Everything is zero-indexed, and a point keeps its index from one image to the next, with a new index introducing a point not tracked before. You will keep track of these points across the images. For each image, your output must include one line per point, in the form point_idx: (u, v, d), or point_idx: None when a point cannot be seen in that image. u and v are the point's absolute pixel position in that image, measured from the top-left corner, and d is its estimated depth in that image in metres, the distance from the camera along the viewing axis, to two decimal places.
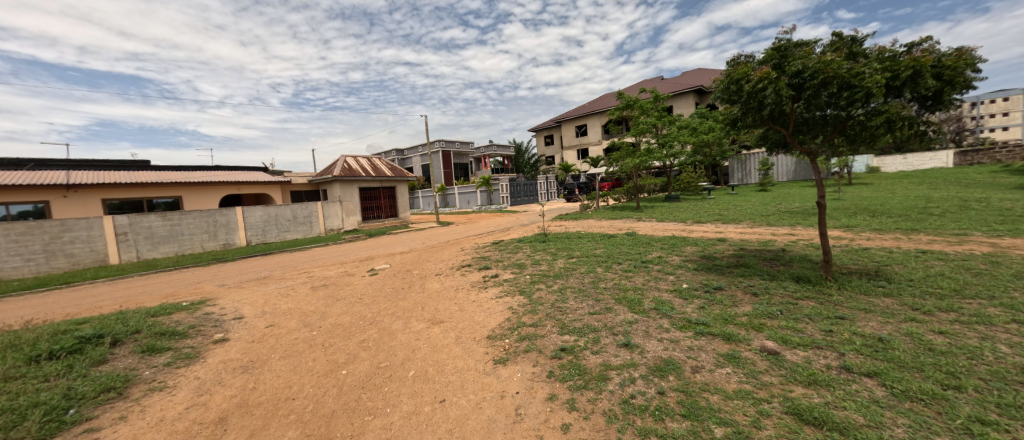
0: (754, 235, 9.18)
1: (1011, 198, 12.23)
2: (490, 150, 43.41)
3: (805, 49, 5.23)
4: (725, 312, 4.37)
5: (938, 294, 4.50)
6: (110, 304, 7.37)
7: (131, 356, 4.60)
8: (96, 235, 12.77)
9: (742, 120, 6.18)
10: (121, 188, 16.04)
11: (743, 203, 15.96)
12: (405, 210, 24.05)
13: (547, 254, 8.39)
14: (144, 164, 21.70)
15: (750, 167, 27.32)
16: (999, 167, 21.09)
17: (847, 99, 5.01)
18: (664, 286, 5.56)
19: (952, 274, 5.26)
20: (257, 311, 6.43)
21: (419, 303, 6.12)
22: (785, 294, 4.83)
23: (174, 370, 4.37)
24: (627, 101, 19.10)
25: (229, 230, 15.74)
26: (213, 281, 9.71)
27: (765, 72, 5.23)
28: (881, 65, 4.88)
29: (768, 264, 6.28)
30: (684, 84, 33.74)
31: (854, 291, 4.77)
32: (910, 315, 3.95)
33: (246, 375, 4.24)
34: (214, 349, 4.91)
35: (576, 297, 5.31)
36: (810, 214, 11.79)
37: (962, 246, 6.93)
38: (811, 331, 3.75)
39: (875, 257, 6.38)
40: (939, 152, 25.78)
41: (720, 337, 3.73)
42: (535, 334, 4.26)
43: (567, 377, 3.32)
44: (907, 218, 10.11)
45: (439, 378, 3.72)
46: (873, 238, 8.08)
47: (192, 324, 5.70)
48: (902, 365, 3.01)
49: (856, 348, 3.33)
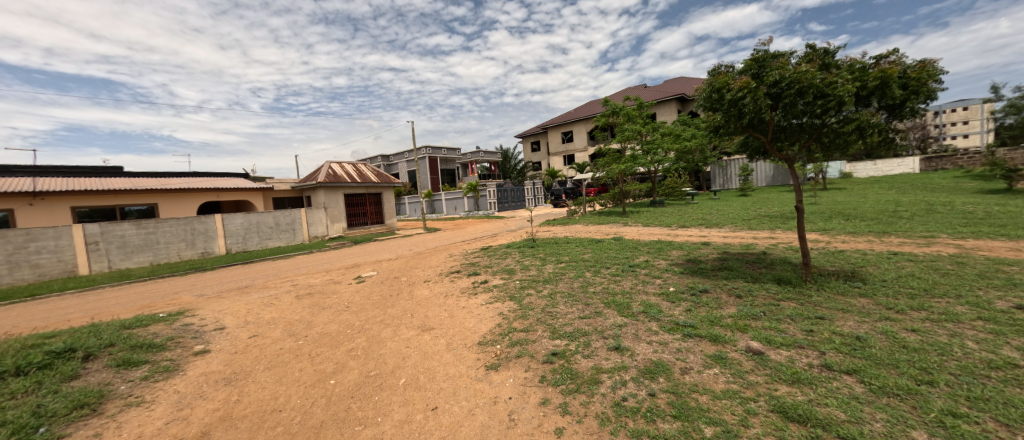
0: (737, 239, 9.48)
1: (973, 201, 12.96)
2: (477, 156, 43.58)
3: (782, 60, 5.39)
4: (710, 313, 4.48)
5: (909, 294, 4.71)
6: (81, 317, 7.03)
7: (105, 371, 4.40)
8: (65, 245, 12.25)
9: (723, 128, 6.30)
10: (91, 195, 15.40)
11: (725, 208, 16.43)
12: (391, 216, 23.76)
13: (536, 259, 8.44)
14: (116, 171, 20.94)
15: (731, 173, 28.13)
16: (962, 172, 22.32)
17: (821, 108, 5.17)
18: (652, 289, 5.66)
19: (922, 274, 5.53)
20: (239, 321, 6.24)
21: (408, 310, 6.05)
22: (767, 295, 4.99)
23: (152, 383, 4.20)
24: (612, 108, 19.57)
25: (208, 238, 15.25)
26: (192, 291, 9.37)
27: (744, 82, 5.39)
28: (852, 75, 5.08)
29: (751, 267, 6.47)
30: (667, 92, 34.57)
31: (832, 292, 4.97)
32: (884, 314, 4.12)
33: (229, 387, 4.11)
34: (194, 361, 4.75)
35: (566, 302, 5.36)
36: (788, 219, 12.18)
37: (930, 247, 7.29)
38: (793, 331, 3.88)
39: (851, 259, 6.66)
40: (906, 158, 27.06)
41: (708, 338, 3.82)
42: (527, 339, 4.26)
43: (558, 381, 3.34)
44: (879, 221, 10.57)
45: (430, 385, 3.68)
46: (848, 240, 8.43)
47: (171, 335, 5.49)
48: (879, 362, 3.14)
49: (835, 346, 3.46)
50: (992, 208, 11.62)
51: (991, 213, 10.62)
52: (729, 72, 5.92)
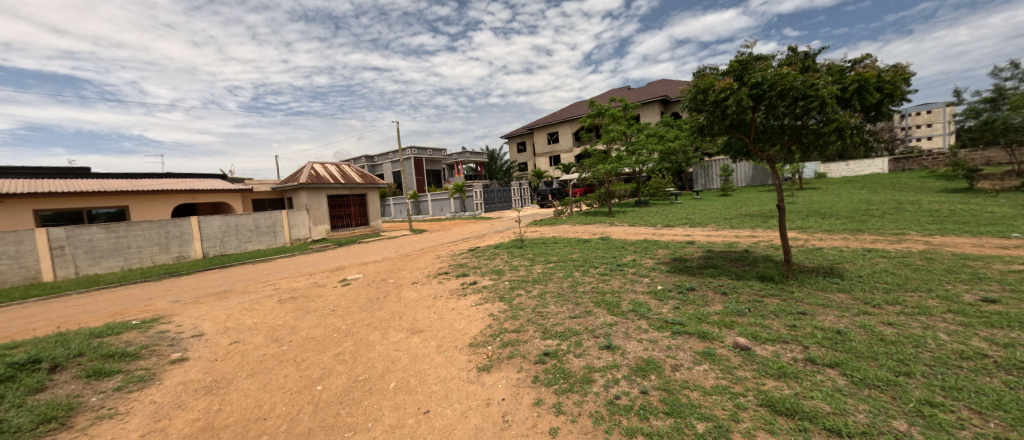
0: (720, 237, 9.71)
1: (938, 200, 13.65)
2: (464, 156, 43.43)
3: (764, 62, 5.38)
4: (698, 311, 4.56)
5: (884, 288, 4.91)
6: (45, 326, 6.65)
7: (74, 382, 4.14)
8: (27, 250, 11.64)
9: (706, 128, 6.31)
10: (56, 198, 14.63)
11: (708, 208, 16.83)
12: (376, 218, 23.38)
13: (525, 260, 8.45)
14: (83, 171, 19.98)
15: (712, 173, 28.76)
16: (928, 172, 23.39)
17: (802, 108, 5.16)
18: (640, 288, 5.73)
19: (895, 270, 5.77)
20: (219, 327, 6.01)
21: (396, 313, 5.95)
22: (751, 292, 5.10)
23: (126, 394, 3.97)
24: (598, 109, 19.82)
25: (183, 242, 14.70)
26: (166, 297, 8.99)
27: (727, 83, 5.36)
28: (832, 78, 5.07)
29: (735, 265, 6.60)
30: (651, 93, 35.10)
31: (812, 287, 5.11)
32: (862, 309, 4.26)
33: (210, 396, 3.93)
34: (171, 370, 4.51)
35: (556, 302, 5.37)
36: (768, 217, 12.56)
37: (901, 244, 7.63)
38: (777, 327, 3.98)
39: (828, 255, 6.91)
40: (876, 159, 28.22)
41: (696, 335, 3.87)
42: (518, 340, 4.24)
43: (552, 381, 3.32)
44: (853, 219, 11.01)
45: (422, 389, 3.62)
46: (825, 238, 8.74)
47: (146, 343, 5.23)
48: (859, 355, 3.25)
49: (817, 340, 3.57)
50: (956, 206, 12.24)
51: (956, 212, 11.12)
52: (714, 74, 5.90)
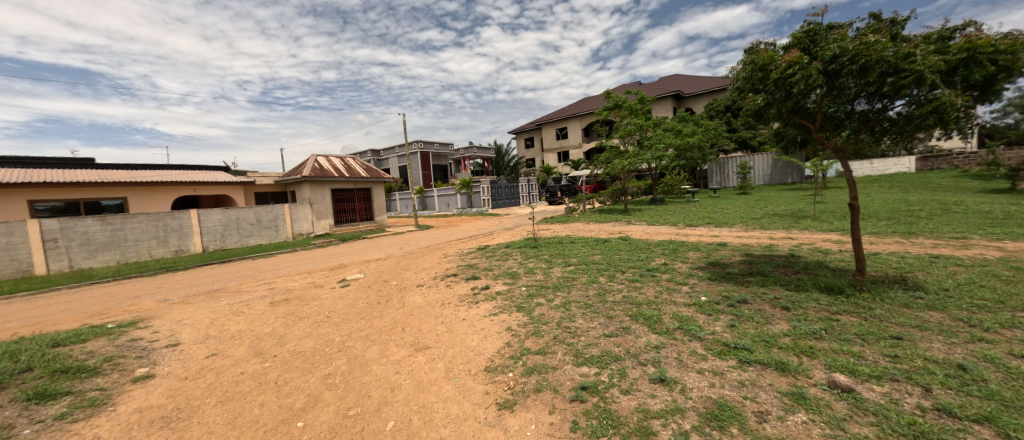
0: (754, 239, 8.84)
1: (984, 200, 12.67)
2: (471, 151, 42.64)
3: (840, 32, 4.52)
4: (762, 331, 3.75)
5: (986, 307, 4.04)
6: (12, 328, 6.02)
7: (10, 407, 3.45)
8: (18, 242, 11.13)
9: (759, 113, 5.43)
10: (52, 188, 14.12)
11: (730, 207, 15.92)
12: (381, 213, 22.70)
13: (541, 261, 7.66)
14: (84, 162, 19.53)
15: (728, 171, 27.71)
16: (961, 171, 22.18)
17: (891, 87, 4.25)
18: (681, 299, 4.89)
19: (983, 282, 4.88)
20: (198, 336, 5.31)
21: (397, 322, 5.22)
22: (819, 308, 4.26)
23: (68, 426, 3.26)
24: (615, 101, 18.87)
25: (182, 235, 14.13)
26: (154, 295, 8.36)
27: (795, 56, 4.51)
28: (930, 48, 4.16)
29: (786, 272, 5.76)
30: (665, 88, 34.02)
31: (894, 304, 4.24)
32: (975, 334, 3.41)
33: (166, 431, 3.21)
34: (131, 392, 3.81)
35: (584, 314, 4.57)
36: (800, 218, 11.65)
37: (970, 250, 6.71)
38: (873, 357, 3.15)
39: (892, 263, 6.01)
40: (902, 157, 26.98)
41: (773, 366, 3.06)
42: (545, 366, 3.46)
43: (597, 431, 2.54)
44: (898, 221, 10.08)
45: (426, 433, 2.86)
46: (875, 241, 7.82)
47: (111, 355, 4.55)
48: (1010, 405, 2.43)
49: (939, 379, 2.75)
50: (1008, 207, 11.24)
51: (1011, 214, 10.15)
52: (772, 49, 5.04)
